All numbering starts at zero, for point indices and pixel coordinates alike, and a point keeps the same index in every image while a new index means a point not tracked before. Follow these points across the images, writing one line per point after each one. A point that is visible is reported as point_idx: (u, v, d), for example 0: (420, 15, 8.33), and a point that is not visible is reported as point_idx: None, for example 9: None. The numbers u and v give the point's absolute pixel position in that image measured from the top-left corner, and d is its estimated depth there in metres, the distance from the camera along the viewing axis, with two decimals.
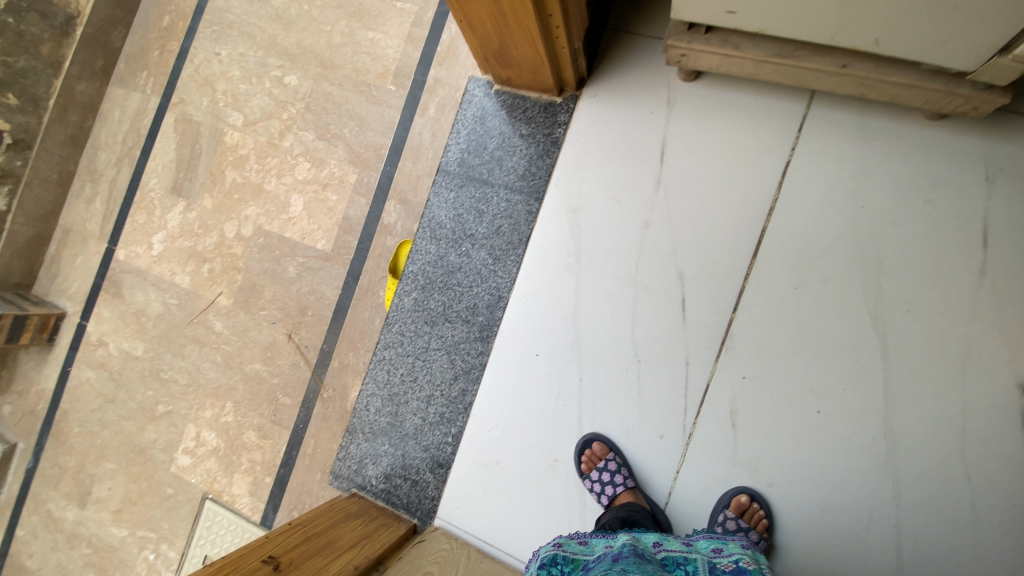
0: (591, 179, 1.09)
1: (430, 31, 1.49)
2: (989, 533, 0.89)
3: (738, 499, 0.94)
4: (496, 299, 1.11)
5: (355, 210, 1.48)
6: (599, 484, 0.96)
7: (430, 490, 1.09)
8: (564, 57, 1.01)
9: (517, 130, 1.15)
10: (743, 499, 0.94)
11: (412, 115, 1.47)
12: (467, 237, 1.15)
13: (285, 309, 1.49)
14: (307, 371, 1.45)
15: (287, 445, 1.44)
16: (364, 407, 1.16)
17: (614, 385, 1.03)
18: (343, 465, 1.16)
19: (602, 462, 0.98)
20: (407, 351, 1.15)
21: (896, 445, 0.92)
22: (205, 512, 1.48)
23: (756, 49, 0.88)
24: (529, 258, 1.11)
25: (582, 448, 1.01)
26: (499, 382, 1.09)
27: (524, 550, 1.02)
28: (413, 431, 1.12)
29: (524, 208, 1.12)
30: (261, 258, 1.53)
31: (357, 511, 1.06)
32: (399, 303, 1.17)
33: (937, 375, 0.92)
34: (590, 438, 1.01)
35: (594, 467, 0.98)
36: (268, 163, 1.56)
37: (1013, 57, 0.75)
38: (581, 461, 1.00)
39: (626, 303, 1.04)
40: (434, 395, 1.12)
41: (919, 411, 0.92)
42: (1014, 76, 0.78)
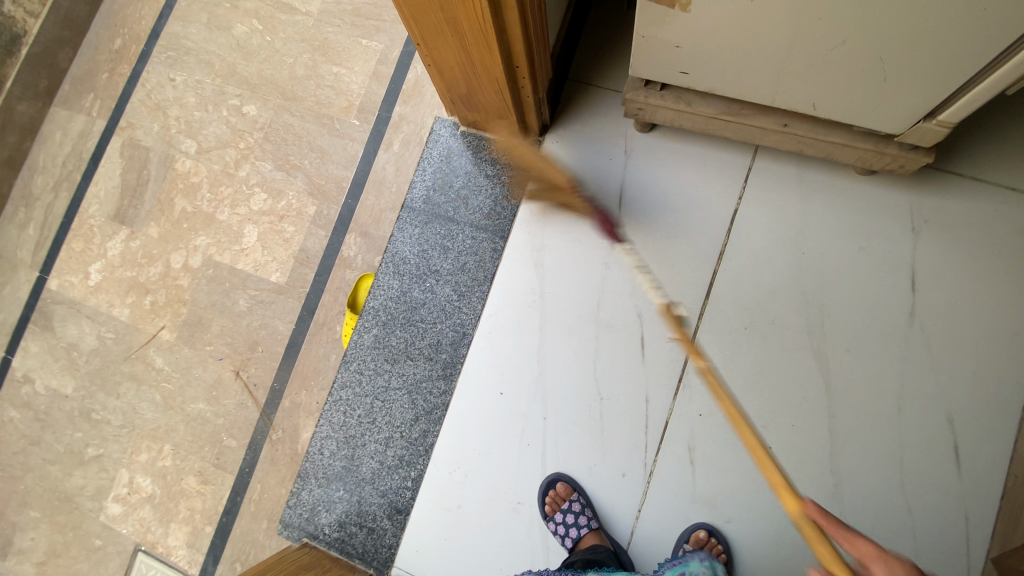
0: (554, 220, 1.12)
1: (396, 69, 1.51)
2: (928, 562, 0.93)
3: (698, 534, 0.96)
4: (460, 337, 1.11)
5: (313, 242, 1.44)
6: (563, 527, 0.96)
7: (387, 538, 1.04)
8: (529, 105, 1.04)
9: (483, 170, 1.17)
10: (701, 533, 0.95)
11: (375, 150, 1.47)
12: (430, 275, 1.15)
13: (235, 344, 1.42)
14: (256, 410, 1.38)
15: (232, 491, 1.35)
16: (318, 450, 1.12)
17: (577, 424, 1.03)
18: (294, 513, 1.09)
19: (567, 503, 0.97)
20: (365, 391, 1.12)
21: (843, 479, 0.97)
22: (136, 566, 1.36)
23: (708, 107, 0.95)
24: (493, 295, 1.11)
25: (546, 489, 1.00)
26: (462, 422, 1.07)
27: None
28: (370, 475, 1.08)
29: (489, 246, 1.14)
30: (209, 290, 1.46)
31: (308, 564, 1.00)
32: (358, 341, 1.14)
33: (875, 411, 0.98)
34: (553, 479, 1.01)
35: (558, 509, 0.98)
36: (222, 193, 1.51)
37: (938, 122, 0.83)
38: (545, 503, 0.99)
39: (588, 342, 1.06)
40: (394, 436, 1.09)
41: (860, 447, 0.98)
42: (936, 140, 0.87)
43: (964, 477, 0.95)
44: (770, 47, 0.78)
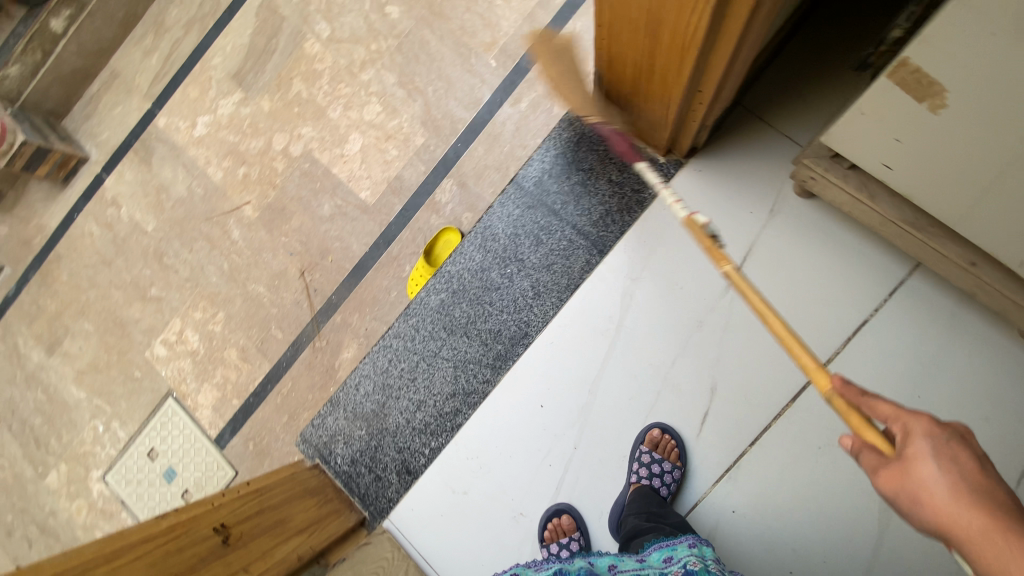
0: (661, 254, 1.02)
1: (553, 19, 1.37)
2: None
3: None
4: (520, 335, 1.07)
5: (410, 174, 1.40)
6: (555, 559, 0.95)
7: (390, 491, 1.08)
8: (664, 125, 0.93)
9: (607, 174, 1.07)
10: (655, 432, 0.97)
11: (502, 100, 1.37)
12: (514, 262, 1.10)
13: (307, 244, 1.43)
14: (307, 314, 1.41)
15: (265, 377, 1.42)
16: (354, 385, 1.14)
17: (605, 468, 1.00)
18: (315, 432, 1.14)
19: (565, 538, 0.97)
20: (414, 349, 1.12)
21: None
22: (165, 408, 1.47)
23: (891, 209, 0.82)
24: (569, 307, 1.06)
25: (550, 516, 1.00)
26: (494, 417, 1.06)
27: None
28: (393, 429, 1.10)
29: (583, 255, 1.06)
30: (299, 183, 1.46)
31: (313, 491, 1.04)
32: (424, 298, 1.13)
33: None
34: (561, 509, 1.00)
35: (556, 538, 0.97)
36: (340, 90, 1.47)
37: None
38: (545, 530, 0.99)
39: (647, 393, 1.00)
40: (426, 402, 1.10)
41: None
42: None
43: None
44: (1012, 186, 0.65)
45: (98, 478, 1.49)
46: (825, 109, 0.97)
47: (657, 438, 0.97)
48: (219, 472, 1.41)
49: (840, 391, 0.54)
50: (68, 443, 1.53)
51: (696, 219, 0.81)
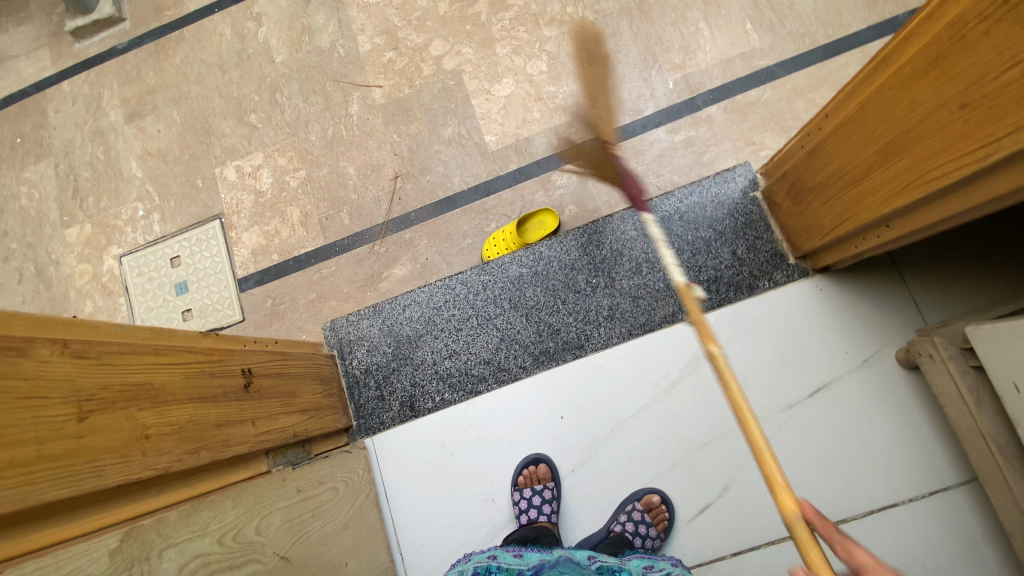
0: (742, 344, 1.02)
1: (747, 75, 1.35)
2: None
3: None
4: (575, 345, 1.07)
5: (541, 142, 1.38)
6: (525, 503, 0.96)
7: (385, 416, 1.09)
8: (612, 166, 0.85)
9: (733, 245, 1.06)
10: (654, 499, 0.97)
11: (660, 122, 1.35)
12: (604, 277, 1.09)
13: (413, 154, 1.42)
14: (380, 216, 1.40)
15: (312, 251, 1.41)
16: (402, 304, 1.14)
17: (590, 501, 1.00)
18: (346, 326, 1.15)
19: (539, 485, 0.98)
20: (472, 304, 1.12)
21: None
22: (209, 227, 1.47)
23: (990, 423, 0.80)
24: (633, 344, 1.05)
25: (525, 464, 1.02)
26: (514, 403, 1.06)
27: (405, 530, 1.03)
28: (417, 362, 1.11)
29: (671, 306, 1.06)
30: (435, 95, 1.44)
31: (324, 383, 1.03)
32: (506, 263, 1.13)
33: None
34: (538, 458, 1.02)
35: (529, 485, 0.99)
36: (518, 32, 1.45)
37: None
38: (519, 475, 1.01)
39: (662, 458, 1.00)
40: (458, 356, 1.10)
41: None
42: None
43: None
44: None
45: (114, 255, 1.49)
46: (969, 301, 0.96)
47: (654, 504, 0.97)
48: (228, 310, 1.42)
49: (805, 513, 0.54)
50: (103, 210, 1.52)
51: (692, 290, 0.68)
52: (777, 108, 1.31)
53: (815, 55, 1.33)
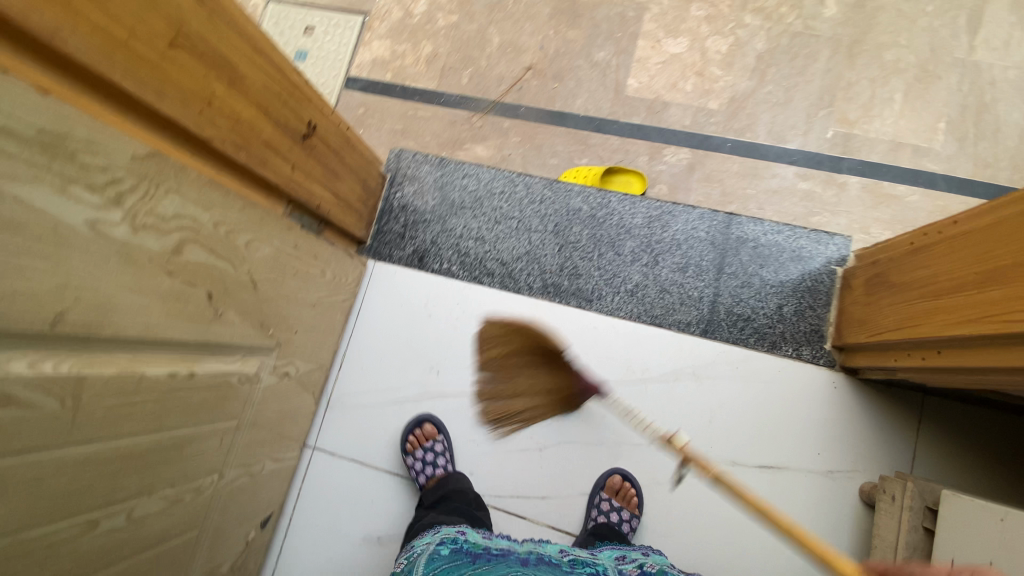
0: (733, 388, 0.98)
1: (907, 169, 1.25)
2: None
3: None
4: (584, 295, 1.05)
5: (675, 113, 1.32)
6: (419, 464, 0.99)
7: (395, 253, 1.13)
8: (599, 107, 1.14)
9: (783, 299, 1.01)
10: (615, 480, 0.97)
11: (796, 161, 1.26)
12: (650, 256, 1.05)
13: (557, 56, 1.38)
14: (494, 93, 1.38)
15: (420, 89, 1.44)
16: (465, 172, 1.16)
17: (511, 426, 1.02)
18: (409, 161, 1.18)
19: (428, 442, 1.01)
20: (522, 208, 1.11)
21: None
22: (352, 18, 1.51)
23: None
24: (635, 328, 1.03)
25: (412, 427, 1.03)
26: (503, 309, 1.08)
27: (355, 348, 1.09)
28: (447, 226, 1.13)
29: (690, 317, 1.02)
30: (610, 16, 1.40)
31: (365, 191, 1.08)
32: (572, 191, 1.10)
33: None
34: (422, 418, 1.04)
35: (418, 445, 1.01)
36: (720, 4, 1.37)
37: None
38: (408, 439, 1.02)
39: (596, 432, 1.01)
40: (484, 243, 1.11)
41: None
42: None
43: None
44: None
45: None
46: (965, 480, 0.91)
47: (616, 486, 0.97)
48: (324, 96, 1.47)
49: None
50: None
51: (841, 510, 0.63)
52: (913, 215, 1.21)
53: (986, 189, 1.21)
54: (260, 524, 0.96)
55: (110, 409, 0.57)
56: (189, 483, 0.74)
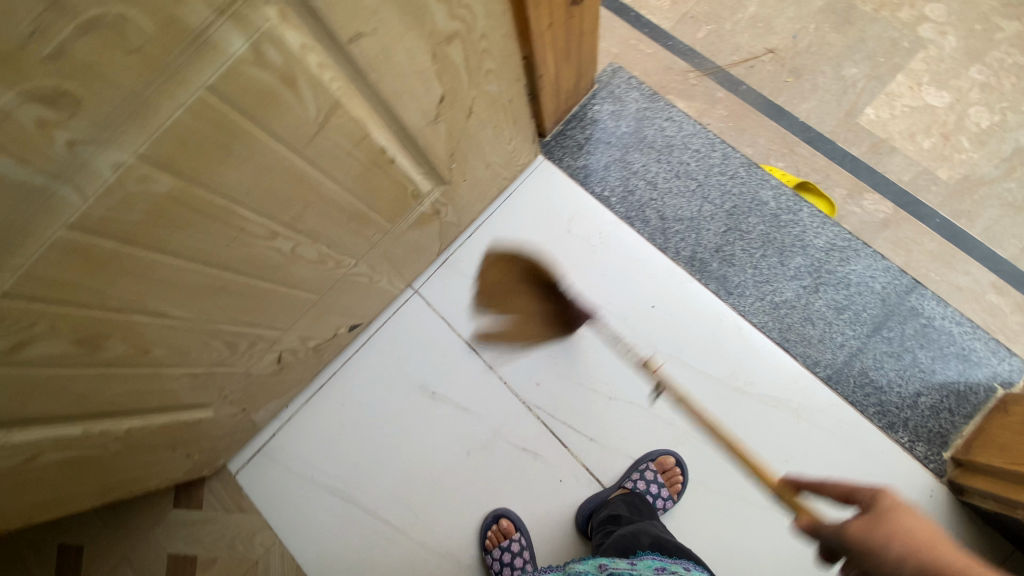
0: (826, 441, 0.94)
1: None
2: None
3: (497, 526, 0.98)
4: (727, 285, 1.00)
5: (896, 163, 1.21)
6: (497, 562, 0.95)
7: (565, 159, 1.10)
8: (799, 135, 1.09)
9: (924, 388, 0.93)
10: (669, 460, 0.95)
11: (999, 270, 1.13)
12: (811, 281, 0.99)
13: (806, 51, 1.29)
14: (723, 59, 1.31)
15: (650, 23, 1.35)
16: (670, 116, 1.10)
17: (594, 366, 1.02)
18: (621, 80, 1.13)
19: (506, 543, 0.97)
20: (708, 174, 1.05)
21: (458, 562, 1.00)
22: None
23: None
24: (758, 339, 0.98)
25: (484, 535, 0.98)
26: (640, 258, 1.04)
27: (489, 226, 1.10)
28: (626, 158, 1.08)
29: (820, 358, 0.96)
30: (881, 36, 1.27)
31: (574, 90, 1.05)
32: (766, 184, 1.04)
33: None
34: (499, 514, 0.99)
35: (496, 544, 0.97)
36: (1006, 77, 1.23)
37: None
38: (486, 538, 0.98)
39: (670, 412, 0.98)
40: (653, 190, 1.06)
41: None
42: None
43: None
44: None
45: None
46: None
47: (666, 466, 0.95)
48: None
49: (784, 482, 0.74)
50: None
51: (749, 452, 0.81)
52: None
53: None
54: (349, 327, 1.03)
55: (337, 145, 0.62)
56: (336, 252, 0.79)
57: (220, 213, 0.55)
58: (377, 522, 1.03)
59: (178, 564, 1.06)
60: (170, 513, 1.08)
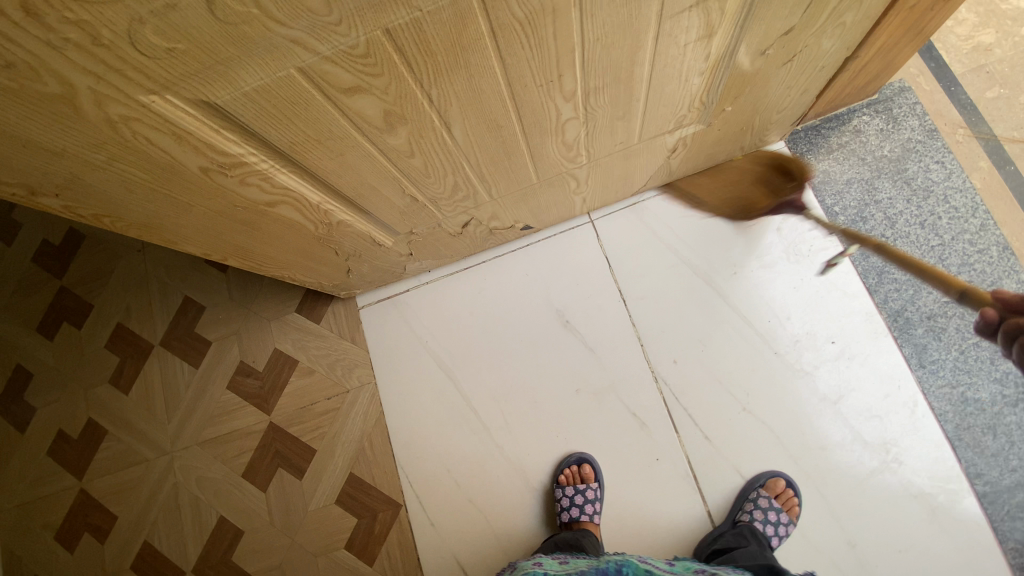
0: (949, 552, 0.86)
1: None
2: (425, 471, 1.03)
3: (575, 468, 0.97)
4: (922, 356, 0.91)
5: None
6: (566, 502, 0.93)
7: (806, 156, 1.01)
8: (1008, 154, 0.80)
9: None
10: (777, 481, 0.90)
11: None
12: (1017, 394, 0.88)
13: None
14: None
15: (941, 59, 1.05)
16: (940, 161, 0.98)
17: (740, 370, 0.96)
18: (904, 102, 1.01)
19: (581, 484, 0.94)
20: (955, 237, 0.94)
21: (526, 480, 1.00)
22: None
23: None
24: (928, 423, 0.90)
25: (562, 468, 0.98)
26: (837, 288, 0.96)
27: (695, 188, 1.04)
28: (873, 183, 0.98)
29: (985, 471, 0.87)
30: None
31: (859, 89, 0.95)
32: (1015, 275, 0.92)
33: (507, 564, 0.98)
34: (580, 457, 0.97)
35: (570, 482, 0.95)
36: None
37: None
38: (562, 475, 0.96)
39: (800, 449, 0.92)
40: (887, 228, 0.96)
41: (531, 516, 0.99)
42: None
43: (444, 554, 0.99)
44: None
45: None
46: None
47: (778, 489, 0.89)
48: None
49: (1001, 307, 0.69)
50: None
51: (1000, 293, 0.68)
52: None
53: None
54: (524, 226, 1.02)
55: (685, 31, 0.57)
56: (585, 145, 0.76)
57: (562, 48, 0.52)
58: (466, 409, 1.04)
59: (280, 361, 1.12)
60: (290, 314, 1.14)
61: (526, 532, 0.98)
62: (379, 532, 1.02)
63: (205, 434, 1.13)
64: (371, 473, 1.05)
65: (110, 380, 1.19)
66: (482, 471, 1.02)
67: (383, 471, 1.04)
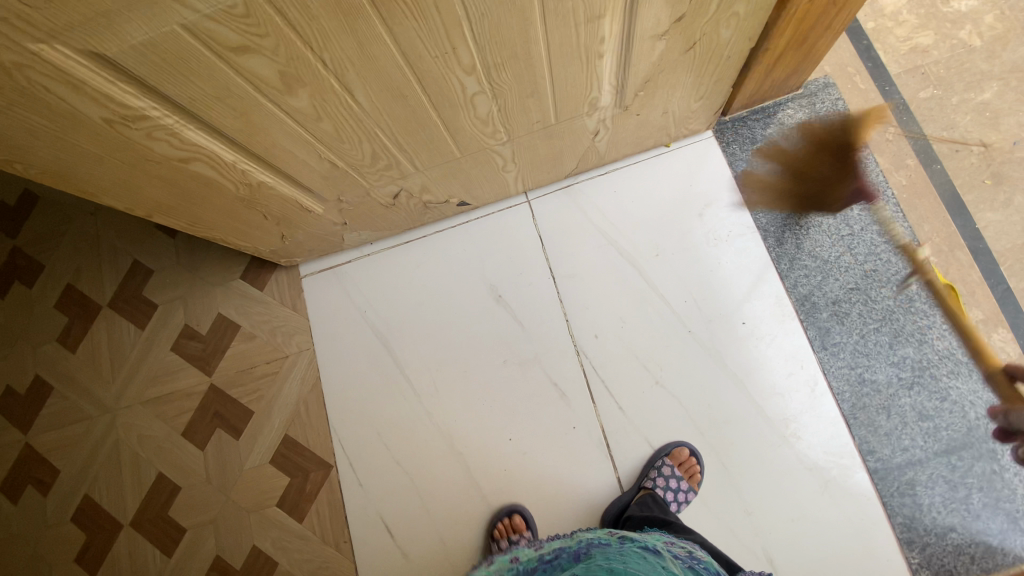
0: (838, 521, 0.91)
1: None
2: (356, 434, 1.07)
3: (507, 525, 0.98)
4: (825, 339, 0.97)
5: None
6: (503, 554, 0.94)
7: (733, 147, 1.06)
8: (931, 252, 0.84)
9: (963, 527, 0.88)
10: (682, 452, 0.95)
11: None
12: (909, 376, 0.94)
13: None
14: None
15: (879, 59, 1.11)
16: (856, 156, 1.03)
17: (657, 347, 1.01)
18: (827, 100, 1.07)
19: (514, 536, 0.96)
20: (863, 228, 1.00)
21: (451, 446, 1.05)
22: None
23: None
24: (826, 400, 0.95)
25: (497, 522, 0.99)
26: (751, 271, 1.01)
27: (627, 173, 1.08)
28: (792, 174, 1.03)
29: (875, 447, 0.93)
30: None
31: (780, 82, 1.00)
32: (916, 265, 0.97)
33: (429, 523, 1.02)
34: (512, 511, 0.99)
35: (504, 535, 0.96)
36: None
37: None
38: (495, 530, 0.98)
39: (707, 421, 0.97)
40: (802, 217, 1.01)
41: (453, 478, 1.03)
42: None
43: (370, 512, 1.04)
44: None
45: None
46: None
47: (681, 457, 0.95)
48: None
49: None
50: None
51: None
52: None
53: None
54: (460, 202, 1.06)
55: (573, 12, 0.61)
56: (501, 121, 0.79)
57: (449, 22, 0.56)
58: (399, 377, 1.09)
59: (223, 325, 1.16)
60: (234, 281, 1.17)
61: (448, 493, 1.03)
62: (310, 490, 1.06)
63: (148, 393, 1.16)
64: (304, 434, 1.09)
65: (58, 339, 1.22)
66: (410, 435, 1.06)
67: (316, 433, 1.09)
